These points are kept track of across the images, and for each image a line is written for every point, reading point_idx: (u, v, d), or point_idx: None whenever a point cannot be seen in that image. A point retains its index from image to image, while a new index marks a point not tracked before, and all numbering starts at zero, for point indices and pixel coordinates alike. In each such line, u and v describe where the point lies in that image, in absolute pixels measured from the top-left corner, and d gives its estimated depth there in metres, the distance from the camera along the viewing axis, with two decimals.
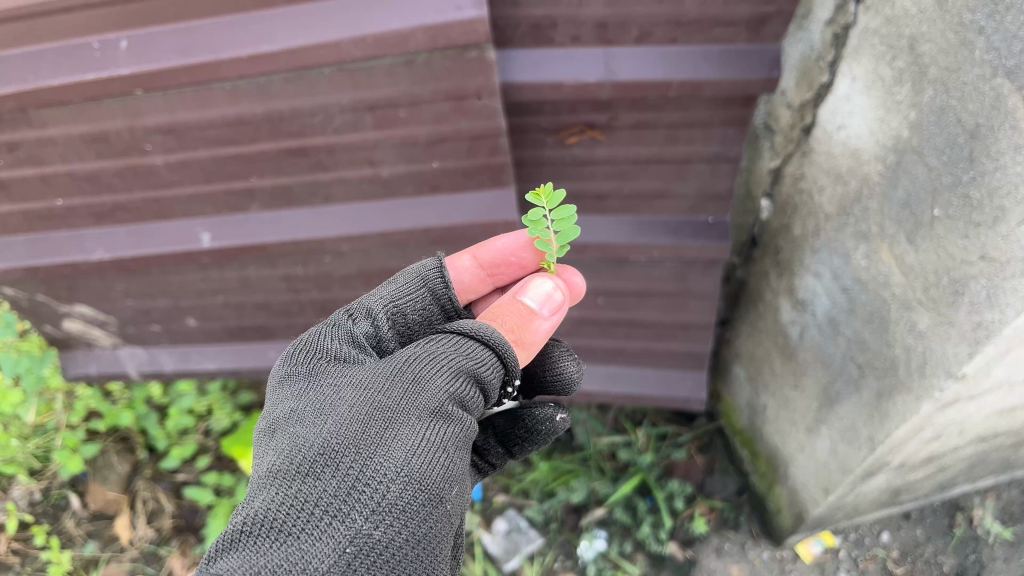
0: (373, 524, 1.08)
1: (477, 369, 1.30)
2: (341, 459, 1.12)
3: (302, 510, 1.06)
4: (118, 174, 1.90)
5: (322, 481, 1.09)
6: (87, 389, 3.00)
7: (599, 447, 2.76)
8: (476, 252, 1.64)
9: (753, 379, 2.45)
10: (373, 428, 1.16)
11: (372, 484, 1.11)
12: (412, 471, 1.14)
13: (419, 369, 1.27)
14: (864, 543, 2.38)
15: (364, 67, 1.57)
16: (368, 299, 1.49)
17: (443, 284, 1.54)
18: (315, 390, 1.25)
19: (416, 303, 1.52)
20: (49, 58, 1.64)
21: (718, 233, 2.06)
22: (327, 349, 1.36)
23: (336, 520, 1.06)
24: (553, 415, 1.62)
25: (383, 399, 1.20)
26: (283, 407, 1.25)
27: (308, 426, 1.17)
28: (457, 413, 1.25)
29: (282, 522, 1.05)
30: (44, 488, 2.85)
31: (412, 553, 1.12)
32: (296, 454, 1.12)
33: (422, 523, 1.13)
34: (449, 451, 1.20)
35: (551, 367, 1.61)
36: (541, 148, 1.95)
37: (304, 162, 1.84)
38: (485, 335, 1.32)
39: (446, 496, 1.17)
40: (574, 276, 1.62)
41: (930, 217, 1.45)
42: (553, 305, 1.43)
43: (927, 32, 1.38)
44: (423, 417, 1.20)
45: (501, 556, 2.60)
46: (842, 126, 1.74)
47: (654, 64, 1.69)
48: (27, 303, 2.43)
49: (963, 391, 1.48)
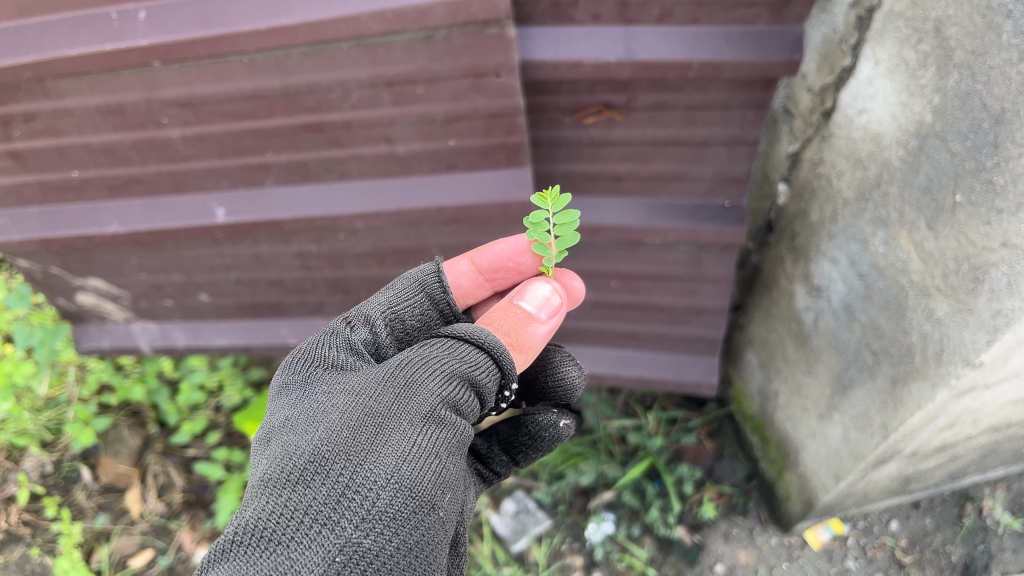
0: (363, 532, 1.09)
1: (472, 373, 1.31)
2: (331, 466, 1.12)
3: (292, 519, 1.07)
4: (134, 146, 1.90)
5: (312, 489, 1.10)
6: (99, 362, 3.03)
7: (608, 431, 2.77)
8: (474, 257, 1.65)
9: (766, 365, 2.45)
10: (364, 434, 1.17)
11: (362, 492, 1.12)
12: (403, 477, 1.15)
13: (412, 373, 1.27)
14: (873, 531, 2.38)
15: (382, 42, 1.56)
16: (366, 306, 1.51)
17: (440, 289, 1.55)
18: (311, 397, 1.26)
19: (413, 308, 1.54)
20: (67, 28, 1.63)
21: (735, 216, 2.04)
22: (326, 359, 1.37)
23: (325, 528, 1.08)
24: (557, 421, 1.61)
25: (375, 405, 1.21)
26: (279, 414, 1.27)
27: (300, 434, 1.18)
28: (450, 417, 1.26)
29: (272, 531, 1.06)
30: (56, 460, 2.89)
31: (403, 559, 1.13)
32: (287, 461, 1.13)
33: (413, 530, 1.15)
34: (442, 457, 1.21)
35: (553, 373, 1.63)
36: (559, 128, 1.93)
37: (320, 138, 1.83)
38: (480, 339, 1.33)
39: (438, 501, 1.18)
40: (573, 281, 1.64)
41: (951, 203, 1.43)
42: (551, 309, 1.43)
43: (953, 15, 1.36)
44: (415, 422, 1.21)
45: (509, 537, 2.61)
46: (864, 110, 1.72)
47: (675, 44, 1.67)
48: (42, 275, 2.44)
49: (979, 380, 1.47)
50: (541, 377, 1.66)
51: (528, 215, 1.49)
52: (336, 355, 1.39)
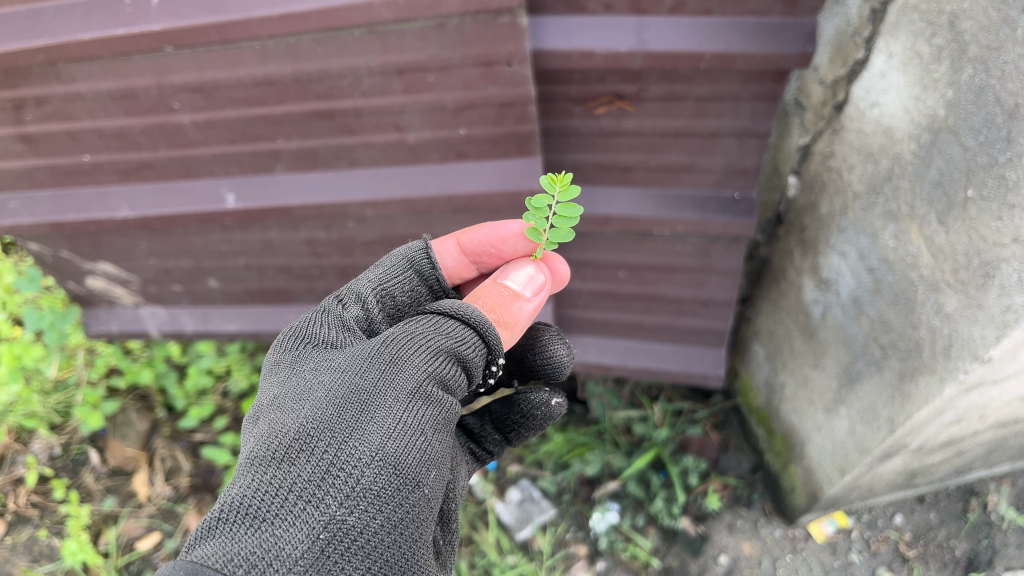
0: (348, 509, 1.09)
1: (458, 348, 1.33)
2: (316, 443, 1.13)
3: (276, 496, 1.06)
4: (145, 131, 1.90)
5: (297, 466, 1.10)
6: (108, 346, 3.05)
7: (614, 421, 2.78)
8: (459, 238, 1.66)
9: (773, 358, 2.44)
10: (348, 412, 1.18)
11: (346, 469, 1.12)
12: (387, 454, 1.15)
13: (398, 350, 1.28)
14: (877, 525, 2.38)
15: (394, 29, 1.57)
16: (357, 284, 1.52)
17: (430, 265, 1.57)
18: (299, 376, 1.28)
19: (403, 285, 1.55)
20: (80, 12, 1.64)
21: (745, 209, 2.05)
22: (316, 338, 1.39)
23: (309, 505, 1.07)
24: (548, 399, 1.63)
25: (360, 382, 1.22)
26: (268, 395, 1.27)
27: (286, 414, 1.19)
28: (436, 393, 1.27)
29: (256, 508, 1.05)
30: (64, 443, 2.92)
31: (388, 537, 1.13)
32: (272, 440, 1.13)
33: (399, 507, 1.14)
34: (427, 433, 1.21)
35: (541, 350, 1.65)
36: (569, 117, 1.93)
37: (331, 125, 1.83)
38: (465, 314, 1.35)
39: (423, 479, 1.18)
40: (559, 267, 1.69)
41: (963, 198, 1.43)
42: (535, 287, 1.49)
43: (968, 9, 1.35)
44: (400, 398, 1.21)
45: (513, 526, 2.61)
46: (876, 103, 1.71)
47: (686, 35, 1.66)
48: (52, 258, 2.45)
49: (988, 375, 1.47)
50: (529, 356, 1.67)
51: (528, 202, 1.46)
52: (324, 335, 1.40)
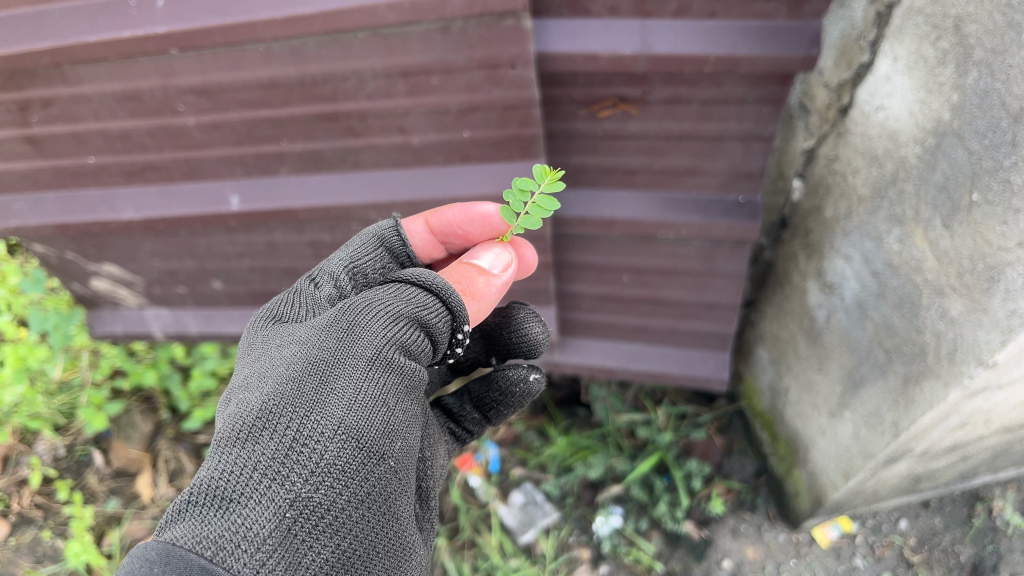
0: (313, 486, 1.10)
1: (419, 313, 1.31)
2: (279, 419, 1.13)
3: (242, 475, 1.06)
4: (150, 133, 1.91)
5: (261, 444, 1.10)
6: (112, 347, 3.04)
7: (617, 424, 2.77)
8: (428, 219, 1.66)
9: (777, 361, 2.44)
10: (309, 385, 1.17)
11: (310, 444, 1.12)
12: (349, 426, 1.16)
13: (356, 317, 1.28)
14: (882, 530, 2.37)
15: (398, 32, 1.57)
16: (328, 263, 1.51)
17: (400, 242, 1.59)
18: (266, 354, 1.27)
19: (375, 262, 1.55)
20: (85, 14, 1.64)
21: (749, 212, 2.04)
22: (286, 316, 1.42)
23: (275, 482, 1.07)
24: (527, 376, 1.62)
25: (320, 353, 1.22)
26: (239, 375, 1.27)
27: (251, 392, 1.19)
28: (398, 361, 1.27)
29: (224, 489, 1.06)
30: (68, 444, 2.92)
31: (353, 511, 1.15)
32: (236, 419, 1.13)
33: (364, 480, 1.16)
34: (390, 403, 1.22)
35: (517, 329, 1.59)
36: (573, 120, 1.93)
37: (336, 128, 1.83)
38: (427, 282, 1.34)
39: (386, 450, 1.19)
40: (527, 254, 1.70)
41: (967, 202, 1.42)
42: (503, 264, 1.48)
43: (973, 12, 1.35)
44: (360, 366, 1.22)
45: (516, 529, 2.60)
46: (881, 107, 1.71)
47: (690, 38, 1.66)
48: (57, 260, 2.46)
49: (993, 380, 1.46)
50: (504, 333, 1.62)
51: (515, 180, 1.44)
52: (293, 315, 1.41)
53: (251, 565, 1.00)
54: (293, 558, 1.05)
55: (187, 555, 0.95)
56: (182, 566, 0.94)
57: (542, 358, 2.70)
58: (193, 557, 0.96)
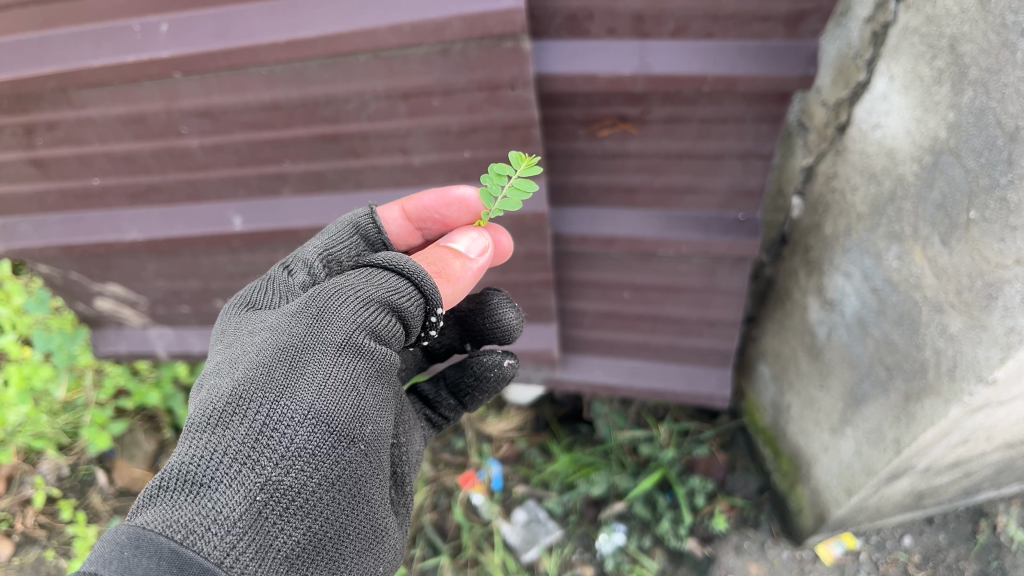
0: (283, 471, 1.08)
1: (392, 297, 1.28)
2: (249, 404, 1.10)
3: (212, 460, 1.04)
4: (154, 155, 1.93)
5: (231, 429, 1.07)
6: (116, 366, 2.99)
7: (620, 441, 2.77)
8: (404, 205, 1.67)
9: (778, 378, 2.45)
10: (279, 370, 1.15)
11: (280, 429, 1.10)
12: (319, 411, 1.13)
13: (327, 302, 1.25)
14: (885, 546, 2.36)
15: (399, 55, 1.58)
16: (302, 250, 1.46)
17: (377, 230, 1.51)
18: (239, 342, 1.24)
19: (350, 249, 1.47)
20: (90, 39, 1.66)
21: (749, 230, 2.06)
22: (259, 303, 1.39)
23: (245, 467, 1.05)
24: (501, 361, 1.58)
25: (290, 338, 1.19)
26: (211, 363, 1.24)
27: (221, 377, 1.16)
28: (369, 346, 1.24)
29: (195, 474, 1.02)
30: (72, 463, 2.96)
31: (323, 495, 1.13)
32: (206, 404, 1.10)
33: (334, 464, 1.14)
34: (360, 388, 1.20)
35: (491, 315, 1.58)
36: (573, 139, 1.94)
37: (338, 148, 1.85)
38: (400, 266, 1.30)
39: (356, 434, 1.18)
40: (503, 237, 1.67)
41: (965, 220, 1.43)
42: (480, 249, 1.44)
43: (968, 32, 1.36)
44: (330, 351, 1.19)
45: (519, 547, 2.61)
46: (878, 125, 1.73)
47: (689, 59, 1.68)
48: (61, 280, 2.48)
49: (993, 397, 1.46)
50: (478, 319, 1.61)
51: (492, 164, 1.39)
52: (268, 305, 1.38)
53: (221, 548, 0.98)
54: (264, 541, 1.03)
55: (157, 538, 0.92)
56: (153, 550, 0.91)
57: (543, 376, 2.70)
58: (163, 541, 0.93)
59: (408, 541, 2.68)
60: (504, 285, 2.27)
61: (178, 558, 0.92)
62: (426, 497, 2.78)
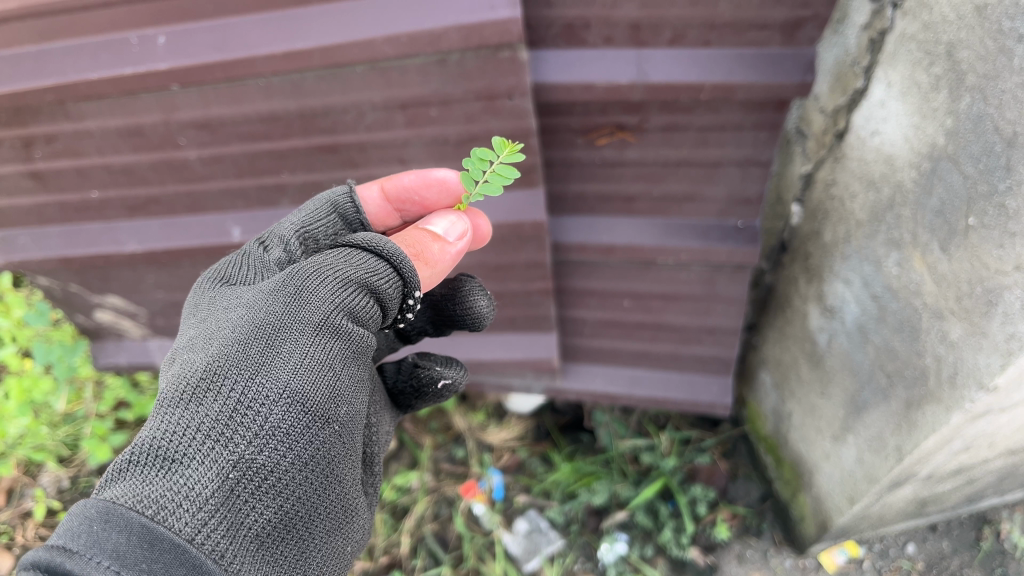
0: (257, 448, 1.05)
1: (370, 279, 1.26)
2: (224, 380, 1.07)
3: (185, 436, 1.01)
4: (152, 167, 1.93)
5: (205, 405, 1.05)
6: (115, 378, 3.06)
7: (621, 449, 2.76)
8: (384, 184, 1.65)
9: (779, 386, 2.44)
10: (254, 348, 1.12)
11: (254, 407, 1.07)
12: (295, 390, 1.11)
13: (305, 281, 1.22)
14: (889, 554, 2.35)
15: (397, 65, 1.58)
16: (279, 226, 1.46)
17: (354, 210, 1.54)
18: (214, 318, 1.21)
19: (327, 228, 1.49)
20: (87, 51, 1.66)
21: (748, 237, 2.05)
22: (234, 281, 1.37)
23: (218, 444, 1.02)
24: (438, 377, 1.54)
25: (267, 316, 1.16)
26: (184, 339, 1.21)
27: (196, 352, 1.13)
28: (346, 327, 1.22)
29: (167, 449, 1.00)
30: (72, 476, 2.92)
31: (297, 474, 1.11)
32: (179, 380, 1.07)
33: (309, 443, 1.12)
34: (336, 368, 1.18)
35: (462, 301, 1.56)
36: (571, 148, 1.94)
37: (336, 159, 1.85)
38: (379, 246, 1.28)
39: (332, 415, 1.16)
40: (480, 221, 1.66)
41: (964, 226, 1.43)
42: (458, 233, 1.45)
43: (965, 38, 1.36)
44: (307, 332, 1.17)
45: (521, 557, 2.57)
46: (876, 132, 1.72)
47: (687, 67, 1.68)
48: (61, 292, 2.48)
49: (994, 404, 1.46)
50: (448, 305, 1.59)
51: (474, 148, 1.42)
52: (243, 281, 1.36)
53: (193, 525, 0.95)
54: (235, 519, 1.01)
55: (127, 513, 0.90)
56: (123, 524, 0.89)
57: (544, 385, 2.69)
58: (133, 516, 0.91)
59: (408, 551, 2.65)
60: (504, 294, 2.27)
61: (149, 533, 0.90)
62: (427, 508, 2.76)
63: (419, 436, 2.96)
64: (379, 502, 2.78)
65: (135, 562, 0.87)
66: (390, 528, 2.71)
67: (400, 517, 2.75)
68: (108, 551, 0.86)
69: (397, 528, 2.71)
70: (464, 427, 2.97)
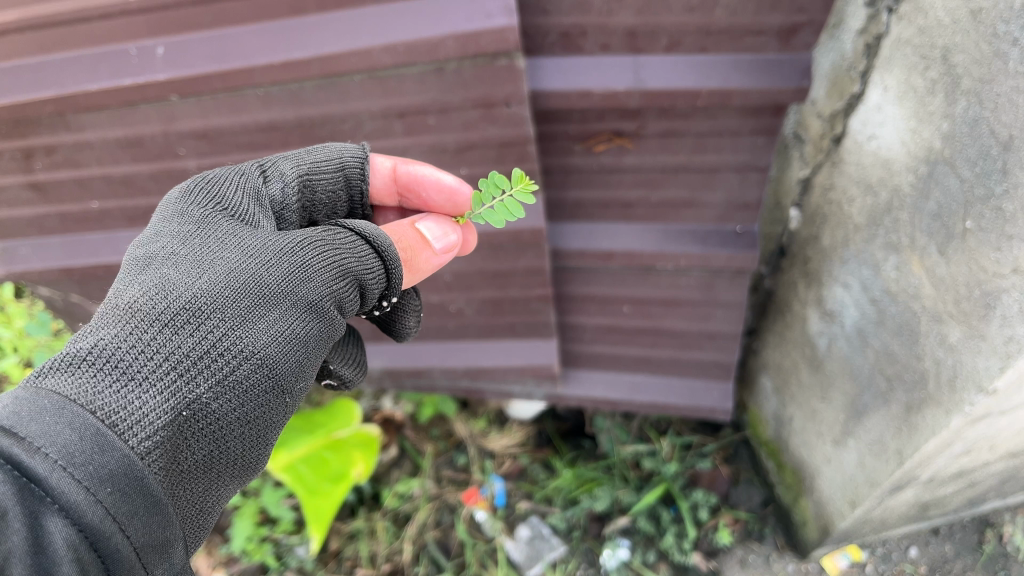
0: (213, 394, 1.02)
1: (364, 276, 1.26)
2: (205, 319, 1.02)
3: (153, 361, 0.95)
4: (152, 177, 1.93)
5: (179, 335, 0.99)
6: None
7: (623, 455, 2.76)
8: (399, 166, 1.62)
9: (780, 390, 2.44)
10: (245, 300, 1.07)
11: (224, 357, 1.03)
12: (266, 355, 1.08)
13: (310, 252, 1.19)
14: (892, 558, 2.34)
15: (395, 74, 1.59)
16: (282, 162, 1.43)
17: (360, 177, 1.56)
18: (200, 239, 1.13)
19: (329, 184, 1.51)
20: (86, 63, 1.67)
21: (747, 242, 2.05)
22: (227, 200, 1.27)
23: (181, 379, 0.97)
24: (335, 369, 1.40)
25: (265, 272, 1.12)
26: (159, 244, 1.11)
27: (181, 270, 1.06)
28: (328, 313, 1.20)
29: (129, 363, 0.93)
30: None
31: (240, 430, 1.07)
32: (159, 298, 1.00)
33: (258, 408, 1.09)
34: (307, 348, 1.16)
35: (398, 317, 1.51)
36: (569, 155, 1.94)
37: None
38: (380, 244, 1.28)
39: (288, 389, 1.14)
40: (469, 236, 1.67)
41: (962, 229, 1.43)
42: (447, 245, 1.45)
43: (960, 42, 1.36)
44: (297, 307, 1.14)
45: (523, 563, 2.58)
46: (873, 136, 1.73)
47: (682, 73, 1.69)
48: (62, 302, 2.49)
49: (994, 406, 1.46)
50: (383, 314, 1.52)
51: (492, 172, 1.49)
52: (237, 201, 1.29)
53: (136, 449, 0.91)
54: (173, 454, 0.97)
55: (81, 414, 0.85)
56: (77, 423, 0.84)
57: (544, 392, 2.69)
58: (88, 418, 0.85)
59: (411, 559, 2.65)
60: (504, 301, 2.27)
61: (102, 438, 0.85)
62: (428, 515, 2.76)
63: (420, 444, 3.00)
64: (381, 509, 2.80)
65: (83, 463, 0.82)
66: (392, 536, 2.73)
67: (402, 525, 2.76)
68: (57, 445, 0.81)
69: (399, 535, 2.72)
70: (465, 434, 2.98)
